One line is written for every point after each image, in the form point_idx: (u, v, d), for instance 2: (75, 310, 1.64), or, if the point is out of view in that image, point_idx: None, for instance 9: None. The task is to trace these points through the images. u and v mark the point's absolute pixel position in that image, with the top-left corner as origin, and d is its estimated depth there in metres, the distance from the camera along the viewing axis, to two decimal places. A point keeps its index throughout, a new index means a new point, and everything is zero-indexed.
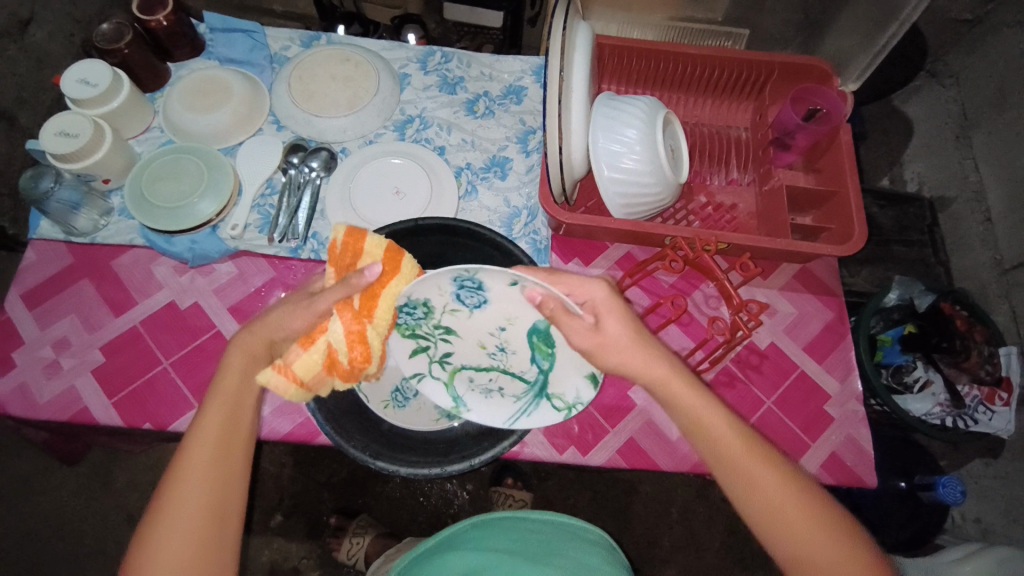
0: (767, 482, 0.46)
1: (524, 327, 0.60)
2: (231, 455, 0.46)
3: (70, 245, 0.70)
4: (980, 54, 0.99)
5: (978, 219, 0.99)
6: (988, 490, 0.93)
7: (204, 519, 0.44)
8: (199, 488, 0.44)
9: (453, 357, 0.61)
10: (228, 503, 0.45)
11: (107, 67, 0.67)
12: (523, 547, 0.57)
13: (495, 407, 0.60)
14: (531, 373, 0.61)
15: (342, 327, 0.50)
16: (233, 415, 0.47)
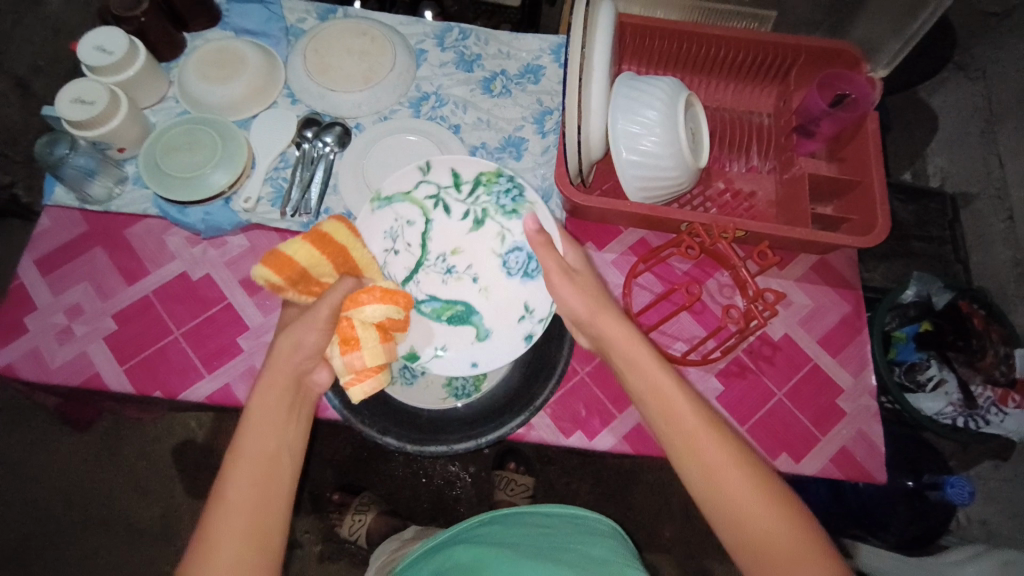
0: (704, 442, 0.44)
1: (461, 299, 0.66)
2: (275, 468, 0.43)
3: (84, 213, 0.70)
4: (1010, 47, 0.96)
5: (1001, 217, 0.97)
6: (996, 492, 0.92)
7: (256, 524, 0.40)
8: (248, 488, 0.41)
9: (435, 222, 0.67)
10: (268, 517, 0.41)
11: (123, 35, 0.67)
12: (530, 540, 0.57)
13: (381, 247, 0.64)
14: (420, 299, 0.66)
15: (376, 304, 0.53)
16: (282, 423, 0.45)
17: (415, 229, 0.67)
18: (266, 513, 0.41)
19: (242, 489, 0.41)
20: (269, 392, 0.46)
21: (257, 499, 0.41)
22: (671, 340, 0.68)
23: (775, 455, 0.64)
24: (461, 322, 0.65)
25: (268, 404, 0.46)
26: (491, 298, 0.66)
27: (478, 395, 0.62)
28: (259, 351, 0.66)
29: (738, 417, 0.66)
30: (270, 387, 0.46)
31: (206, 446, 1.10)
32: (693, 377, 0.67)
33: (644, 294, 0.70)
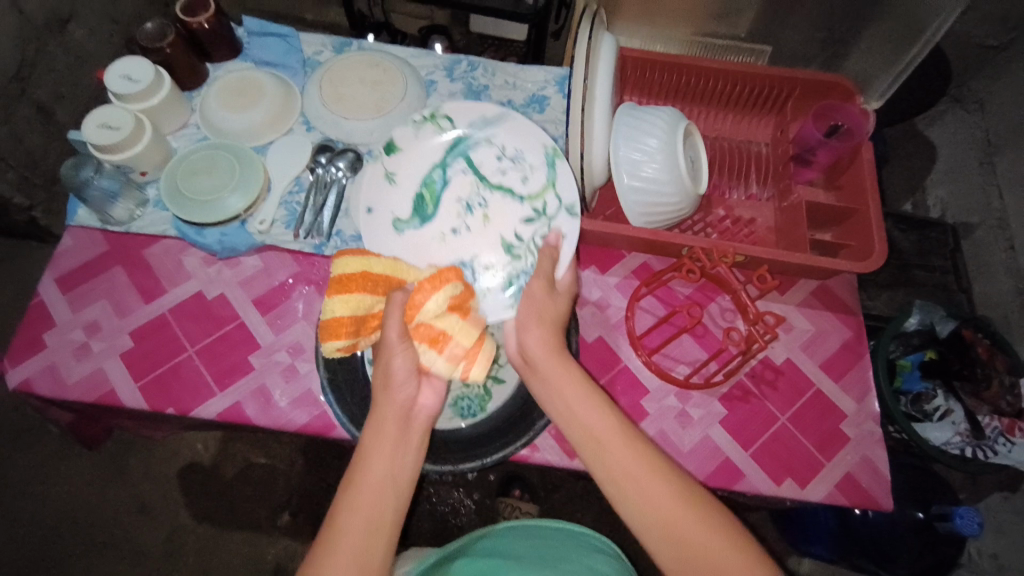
0: (658, 493, 0.46)
1: (441, 216, 0.70)
2: (386, 501, 0.45)
3: (105, 233, 0.72)
4: (1005, 80, 0.98)
5: (1002, 246, 0.98)
6: (1007, 524, 0.91)
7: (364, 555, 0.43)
8: (369, 519, 0.44)
9: (525, 210, 0.69)
10: (381, 546, 0.44)
11: (150, 65, 0.71)
12: (535, 552, 0.57)
13: (511, 142, 0.71)
14: (444, 177, 0.71)
15: (429, 295, 0.50)
16: (394, 450, 0.47)
17: (516, 183, 0.70)
18: (381, 543, 0.44)
19: (359, 525, 0.44)
20: (382, 422, 0.48)
21: (377, 529, 0.44)
22: (674, 363, 0.69)
23: (779, 479, 0.64)
24: (418, 195, 0.71)
25: (383, 437, 0.47)
26: (441, 242, 0.69)
27: (484, 415, 0.62)
28: (270, 369, 0.67)
29: (742, 441, 0.66)
30: (384, 420, 0.48)
31: (209, 468, 1.10)
32: (697, 400, 0.67)
33: (647, 318, 0.71)
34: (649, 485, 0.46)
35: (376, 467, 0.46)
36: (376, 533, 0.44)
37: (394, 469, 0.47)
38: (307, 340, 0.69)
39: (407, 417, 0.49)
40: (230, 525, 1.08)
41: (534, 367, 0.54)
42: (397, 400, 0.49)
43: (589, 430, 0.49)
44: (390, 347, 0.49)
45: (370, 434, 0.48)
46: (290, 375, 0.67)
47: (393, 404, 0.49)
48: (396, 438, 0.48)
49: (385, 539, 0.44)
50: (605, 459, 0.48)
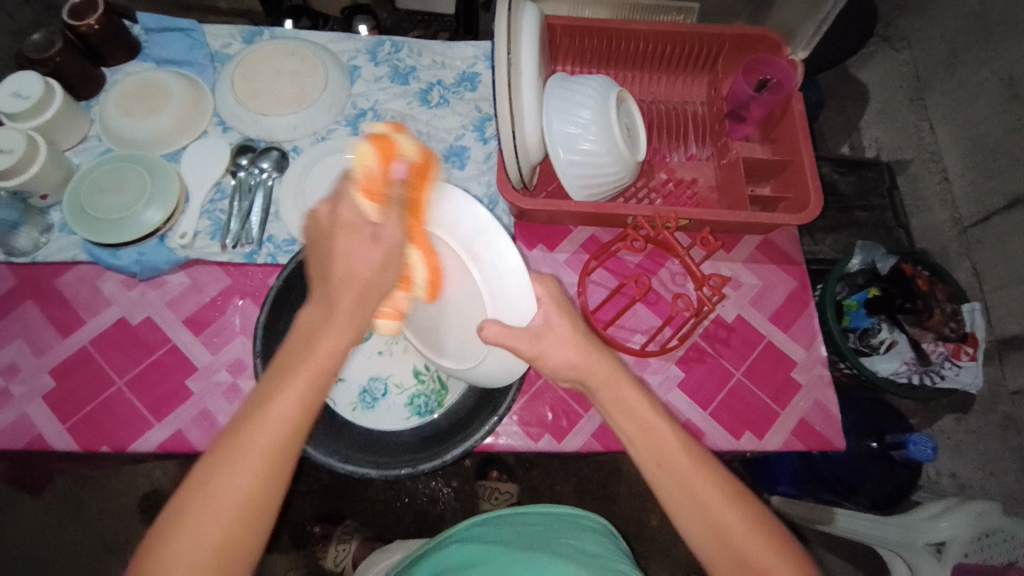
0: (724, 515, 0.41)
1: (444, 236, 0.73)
2: (301, 394, 0.37)
3: (12, 266, 0.66)
4: (929, 15, 1.00)
5: (936, 179, 1.00)
6: (960, 444, 0.95)
7: (275, 449, 0.35)
8: (290, 406, 0.36)
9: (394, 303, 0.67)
10: (291, 447, 0.36)
11: (38, 77, 0.64)
12: (522, 535, 0.57)
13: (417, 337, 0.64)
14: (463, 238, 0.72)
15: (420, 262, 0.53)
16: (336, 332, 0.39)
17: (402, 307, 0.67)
18: (301, 423, 0.36)
19: (282, 405, 0.36)
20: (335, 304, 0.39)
21: (293, 408, 0.36)
22: (630, 333, 0.69)
23: (739, 434, 0.66)
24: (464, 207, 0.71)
25: (258, 454, 0.35)
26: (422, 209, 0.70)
27: (441, 411, 0.61)
28: (211, 392, 0.64)
29: (701, 401, 0.67)
30: (336, 315, 0.39)
31: (176, 491, 1.06)
32: (654, 367, 0.68)
33: (598, 291, 0.71)
34: (721, 510, 0.41)
35: (319, 340, 0.38)
36: (297, 406, 0.36)
37: (256, 491, 0.35)
38: (247, 356, 0.65)
39: (297, 432, 0.36)
40: None
41: (608, 380, 0.45)
42: (281, 410, 0.36)
43: (667, 470, 0.42)
44: (343, 220, 0.42)
45: (252, 426, 0.35)
46: (234, 396, 0.64)
47: (347, 278, 0.40)
48: (276, 446, 0.35)
49: (297, 422, 0.36)
50: (681, 487, 0.42)
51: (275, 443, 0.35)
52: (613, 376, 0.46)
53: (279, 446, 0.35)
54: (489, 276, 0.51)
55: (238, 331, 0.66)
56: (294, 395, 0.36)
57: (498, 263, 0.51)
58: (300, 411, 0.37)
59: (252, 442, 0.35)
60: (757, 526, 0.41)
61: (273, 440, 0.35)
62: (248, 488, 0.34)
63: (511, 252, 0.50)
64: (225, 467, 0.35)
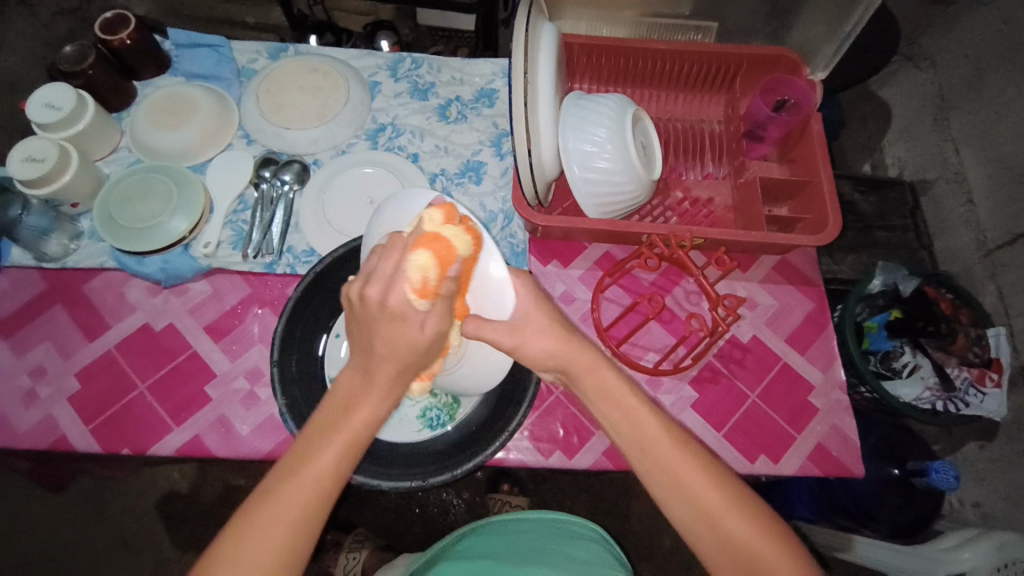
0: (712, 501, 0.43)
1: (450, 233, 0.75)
2: (340, 454, 0.41)
3: (43, 272, 0.69)
4: (953, 34, 0.99)
5: (960, 200, 0.98)
6: (985, 473, 0.92)
7: (313, 500, 0.40)
8: (329, 465, 0.41)
9: None
10: (325, 497, 0.41)
11: (70, 90, 0.67)
12: (516, 546, 0.56)
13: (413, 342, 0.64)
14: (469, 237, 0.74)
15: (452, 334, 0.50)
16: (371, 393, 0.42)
17: None
18: (338, 479, 0.41)
19: (318, 462, 0.40)
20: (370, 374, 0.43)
21: (333, 464, 0.41)
22: (643, 351, 0.69)
23: (753, 457, 0.64)
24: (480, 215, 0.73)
25: (294, 505, 0.39)
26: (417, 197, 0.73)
27: (453, 424, 0.61)
28: (228, 398, 0.65)
29: (715, 423, 0.66)
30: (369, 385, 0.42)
31: (190, 496, 1.07)
32: (667, 387, 0.67)
33: (612, 308, 0.70)
34: (710, 499, 0.43)
35: (356, 408, 0.42)
36: (334, 465, 0.41)
37: (290, 539, 0.39)
38: (265, 363, 0.66)
39: (329, 488, 0.41)
40: None
41: (591, 371, 0.48)
42: (321, 464, 0.40)
43: (653, 458, 0.45)
44: (388, 305, 0.41)
45: (289, 480, 0.40)
46: (251, 403, 0.65)
47: (399, 344, 0.42)
48: (308, 498, 0.40)
49: (334, 475, 0.41)
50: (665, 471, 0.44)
51: (307, 500, 0.40)
52: (595, 367, 0.48)
53: (312, 500, 0.40)
54: (468, 275, 0.51)
55: (256, 339, 0.67)
56: (333, 456, 0.41)
57: (478, 261, 0.51)
58: (337, 467, 0.41)
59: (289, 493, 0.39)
60: (743, 512, 0.43)
61: (310, 492, 0.40)
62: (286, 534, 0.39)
63: (491, 253, 0.51)
64: (265, 518, 0.39)
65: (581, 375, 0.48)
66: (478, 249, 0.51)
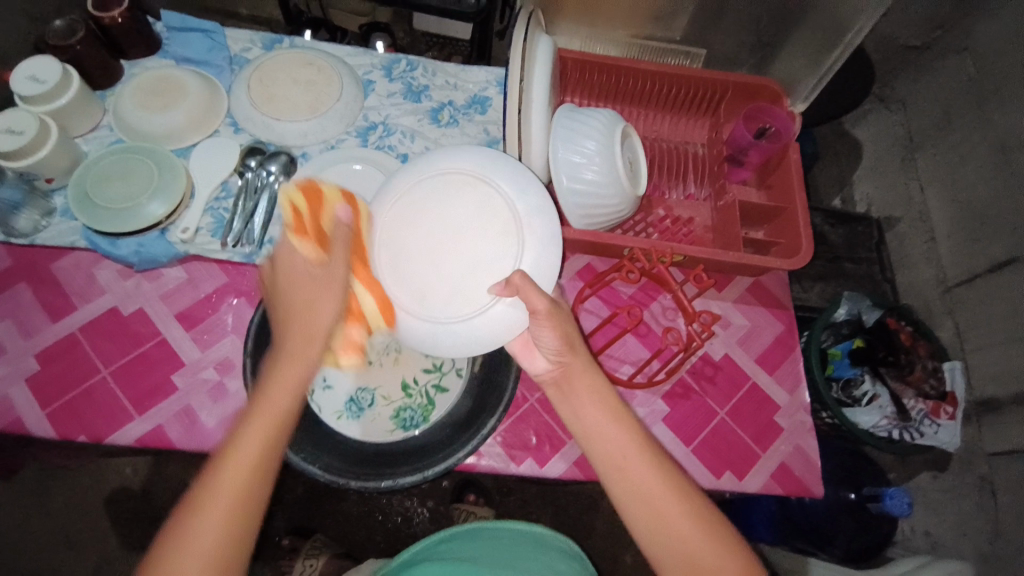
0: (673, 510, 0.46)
1: None
2: (269, 435, 0.44)
3: (9, 247, 0.66)
4: (924, 79, 1.03)
5: (923, 238, 1.03)
6: (936, 502, 0.96)
7: (242, 491, 0.42)
8: (255, 451, 0.43)
9: None
10: (258, 484, 0.43)
11: (56, 63, 0.65)
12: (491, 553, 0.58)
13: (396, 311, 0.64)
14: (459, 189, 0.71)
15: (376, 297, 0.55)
16: (288, 377, 0.46)
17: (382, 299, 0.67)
18: (267, 466, 0.44)
19: (242, 449, 0.43)
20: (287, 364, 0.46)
21: (259, 455, 0.43)
22: (618, 363, 0.70)
23: (718, 473, 0.66)
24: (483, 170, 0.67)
25: (224, 487, 0.42)
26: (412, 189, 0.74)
27: (428, 425, 0.61)
28: (195, 388, 0.63)
29: (684, 437, 0.67)
30: (286, 375, 0.46)
31: (146, 489, 1.03)
32: (639, 400, 0.68)
33: (591, 319, 0.72)
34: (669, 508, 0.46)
35: (272, 397, 0.45)
36: (260, 451, 0.43)
37: (223, 535, 0.41)
38: (236, 356, 0.65)
39: (252, 491, 0.43)
40: None
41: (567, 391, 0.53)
42: (245, 448, 0.43)
43: (618, 469, 0.48)
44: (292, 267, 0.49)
45: (218, 468, 0.42)
46: (218, 395, 0.63)
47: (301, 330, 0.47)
48: (245, 474, 0.43)
49: (262, 462, 0.43)
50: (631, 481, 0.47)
51: (231, 505, 0.42)
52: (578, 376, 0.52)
53: (246, 474, 0.43)
54: (530, 248, 0.55)
55: (229, 329, 0.66)
56: (257, 442, 0.43)
57: (540, 245, 0.55)
58: (261, 452, 0.43)
59: (221, 480, 0.42)
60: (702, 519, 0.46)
61: (241, 484, 0.42)
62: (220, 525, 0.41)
63: (555, 244, 0.56)
64: (203, 510, 0.41)
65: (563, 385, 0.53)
66: (548, 236, 0.56)
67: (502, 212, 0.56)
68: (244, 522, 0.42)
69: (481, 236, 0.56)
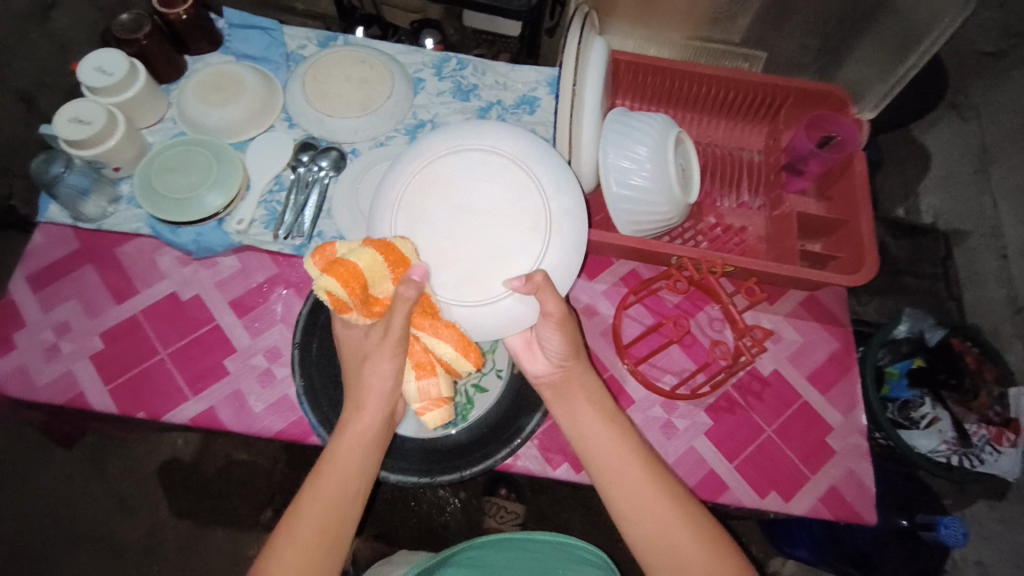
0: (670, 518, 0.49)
1: None
2: (347, 476, 0.49)
3: (77, 231, 0.70)
4: (1002, 88, 0.96)
5: (994, 254, 0.97)
6: (993, 533, 0.90)
7: (325, 523, 0.47)
8: (334, 487, 0.49)
9: None
10: (341, 515, 0.48)
11: (124, 58, 0.68)
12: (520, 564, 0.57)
13: None
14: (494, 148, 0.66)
15: (448, 339, 0.50)
16: (360, 430, 0.51)
17: None
18: (347, 500, 0.49)
19: (326, 486, 0.48)
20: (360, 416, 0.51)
21: (340, 490, 0.49)
22: (660, 373, 0.68)
23: (763, 492, 0.63)
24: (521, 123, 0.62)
25: (299, 558, 0.46)
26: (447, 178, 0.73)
27: (465, 425, 0.60)
28: (245, 374, 0.65)
29: (727, 453, 0.65)
30: (360, 424, 0.51)
31: (190, 466, 1.07)
32: (682, 411, 0.66)
33: (634, 326, 0.70)
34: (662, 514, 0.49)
35: (347, 440, 0.50)
36: (339, 487, 0.49)
37: (313, 556, 0.46)
38: (285, 344, 0.67)
39: (337, 522, 0.48)
40: (213, 523, 1.06)
41: (564, 399, 0.55)
42: (326, 486, 0.48)
43: (614, 476, 0.51)
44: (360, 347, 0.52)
45: (303, 503, 0.48)
46: (266, 381, 0.65)
47: (371, 392, 0.51)
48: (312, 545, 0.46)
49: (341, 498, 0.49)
50: (622, 488, 0.50)
51: (315, 535, 0.47)
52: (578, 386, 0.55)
53: (313, 544, 0.47)
54: (552, 249, 0.52)
55: (278, 319, 0.68)
56: (338, 479, 0.49)
57: (562, 247, 0.53)
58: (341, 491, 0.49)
59: (305, 511, 0.48)
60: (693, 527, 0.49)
61: (324, 516, 0.48)
62: (310, 549, 0.46)
63: (579, 249, 0.54)
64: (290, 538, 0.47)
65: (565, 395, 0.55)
66: (573, 241, 0.53)
67: (534, 205, 0.53)
68: (328, 549, 0.47)
69: (505, 221, 0.53)
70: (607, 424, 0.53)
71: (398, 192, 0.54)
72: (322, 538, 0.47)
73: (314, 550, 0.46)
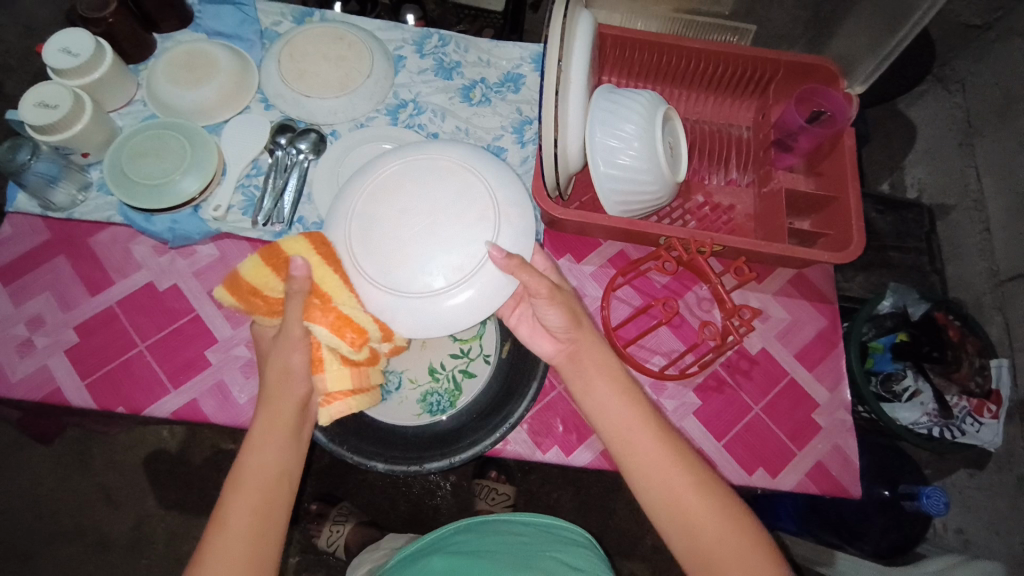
0: (678, 480, 0.49)
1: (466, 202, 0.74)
2: (280, 452, 0.48)
3: (47, 220, 0.67)
4: (988, 60, 0.95)
5: (977, 228, 0.97)
6: (972, 500, 0.92)
7: (262, 503, 0.47)
8: (265, 466, 0.48)
9: None
10: (277, 492, 0.48)
11: (89, 37, 0.65)
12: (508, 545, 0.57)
13: None
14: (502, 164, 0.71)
15: (320, 323, 0.49)
16: (283, 407, 0.49)
17: None
18: (282, 478, 0.48)
19: (259, 467, 0.48)
20: (276, 394, 0.49)
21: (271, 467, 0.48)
22: (649, 354, 0.68)
23: (751, 470, 0.64)
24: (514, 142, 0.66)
25: (230, 555, 0.44)
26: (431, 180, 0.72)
27: (454, 411, 0.60)
28: (228, 365, 0.64)
29: (715, 432, 0.65)
30: (276, 402, 0.49)
31: (179, 456, 1.06)
32: (671, 392, 0.66)
33: (622, 307, 0.70)
34: (670, 476, 0.49)
35: (269, 418, 0.49)
36: (275, 464, 0.48)
37: (250, 538, 0.45)
38: None
39: (274, 500, 0.47)
40: (203, 512, 1.05)
41: (574, 364, 0.55)
42: (258, 465, 0.48)
43: (625, 440, 0.51)
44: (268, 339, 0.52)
45: (234, 487, 0.47)
46: (250, 371, 0.64)
47: (280, 369, 0.49)
48: (246, 541, 0.45)
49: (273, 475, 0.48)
50: (631, 451, 0.50)
51: (252, 518, 0.46)
52: (585, 348, 0.54)
53: (249, 525, 0.46)
54: (502, 237, 0.53)
55: None
56: (270, 455, 0.48)
57: (513, 236, 0.54)
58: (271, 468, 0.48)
59: (240, 492, 0.46)
60: (701, 487, 0.49)
61: (261, 495, 0.47)
62: (249, 529, 0.45)
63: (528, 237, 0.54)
64: (226, 523, 0.45)
65: (573, 361, 0.55)
66: (523, 230, 0.54)
67: (482, 199, 0.54)
68: (267, 526, 0.46)
69: (452, 218, 0.53)
70: (613, 392, 0.52)
71: (345, 201, 0.55)
72: (258, 517, 0.46)
73: (253, 530, 0.45)
